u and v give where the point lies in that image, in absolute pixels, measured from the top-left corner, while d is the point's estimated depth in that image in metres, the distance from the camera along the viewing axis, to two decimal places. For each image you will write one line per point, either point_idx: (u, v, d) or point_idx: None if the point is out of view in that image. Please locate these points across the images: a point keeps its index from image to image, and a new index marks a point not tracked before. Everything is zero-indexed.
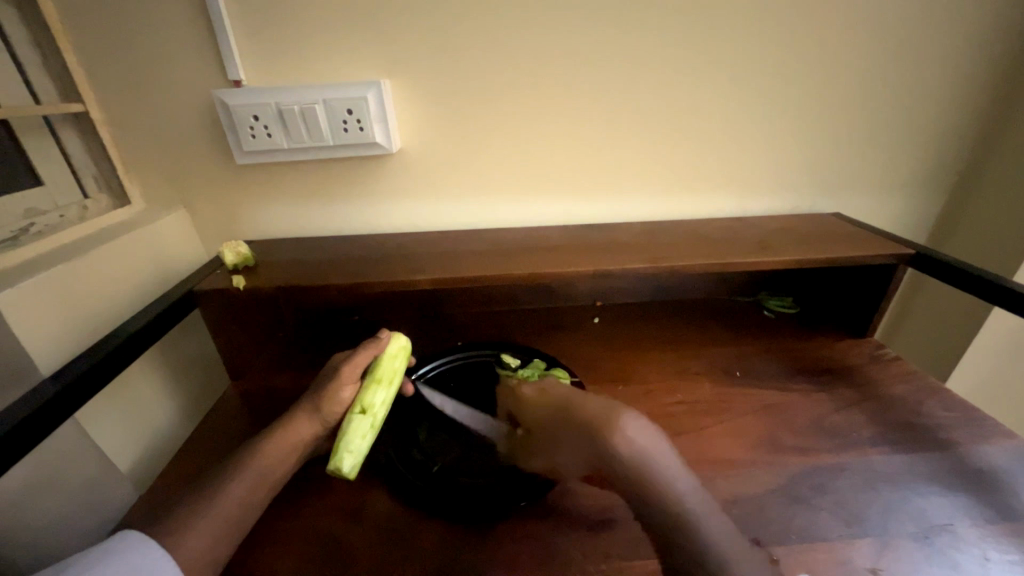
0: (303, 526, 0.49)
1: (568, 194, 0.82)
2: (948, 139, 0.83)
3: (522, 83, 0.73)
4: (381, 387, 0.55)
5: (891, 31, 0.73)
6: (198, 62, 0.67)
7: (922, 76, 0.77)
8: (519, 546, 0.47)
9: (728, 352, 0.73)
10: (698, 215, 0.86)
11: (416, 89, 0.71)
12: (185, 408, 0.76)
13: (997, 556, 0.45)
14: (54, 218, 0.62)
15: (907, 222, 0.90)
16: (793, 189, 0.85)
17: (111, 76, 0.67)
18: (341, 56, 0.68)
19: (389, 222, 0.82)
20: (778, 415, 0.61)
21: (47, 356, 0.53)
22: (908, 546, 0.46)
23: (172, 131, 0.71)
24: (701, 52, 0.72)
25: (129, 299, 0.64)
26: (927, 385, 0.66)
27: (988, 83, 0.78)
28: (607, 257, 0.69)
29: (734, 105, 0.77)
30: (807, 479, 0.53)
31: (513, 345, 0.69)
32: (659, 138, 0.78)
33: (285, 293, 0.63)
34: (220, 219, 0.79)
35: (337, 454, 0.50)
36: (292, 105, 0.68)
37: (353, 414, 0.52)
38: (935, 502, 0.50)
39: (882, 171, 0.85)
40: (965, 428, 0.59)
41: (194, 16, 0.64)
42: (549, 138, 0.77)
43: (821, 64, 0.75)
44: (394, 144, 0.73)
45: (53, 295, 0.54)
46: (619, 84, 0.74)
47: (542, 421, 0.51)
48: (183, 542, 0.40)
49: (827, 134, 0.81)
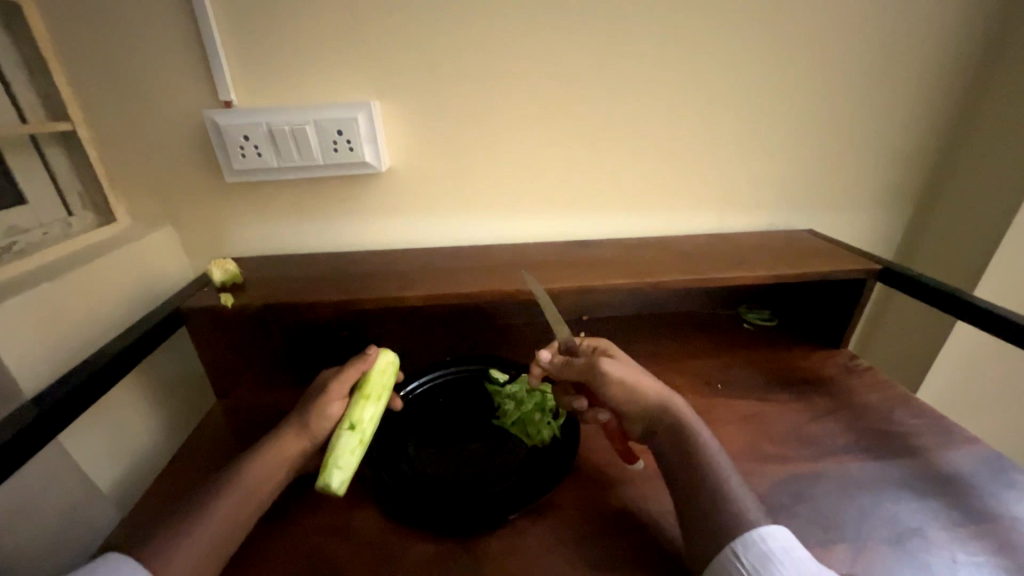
0: (290, 545, 0.49)
1: (554, 212, 0.84)
2: (911, 160, 0.88)
3: (509, 105, 0.75)
4: (370, 402, 0.54)
5: (853, 60, 0.78)
6: (189, 82, 0.68)
7: (884, 100, 0.82)
8: (509, 560, 0.47)
9: (710, 365, 0.75)
10: (680, 230, 0.89)
11: (406, 111, 0.74)
12: (168, 427, 0.74)
13: (965, 557, 0.47)
14: (37, 236, 0.61)
15: (876, 238, 0.95)
16: (769, 206, 0.89)
17: (101, 95, 0.68)
18: (332, 78, 0.70)
19: (377, 239, 0.83)
20: (758, 425, 0.63)
21: (26, 375, 0.52)
22: (881, 550, 0.48)
23: (161, 149, 0.72)
24: (678, 77, 0.76)
25: (114, 317, 0.63)
26: (898, 395, 0.68)
27: (944, 110, 0.84)
28: (593, 272, 0.71)
29: (710, 126, 0.80)
30: (786, 486, 0.54)
31: (502, 359, 0.70)
32: (641, 157, 0.82)
33: (273, 309, 0.63)
34: (207, 236, 0.79)
35: (326, 470, 0.49)
36: (283, 125, 0.69)
37: (342, 429, 0.52)
38: (906, 507, 0.52)
39: (851, 190, 0.90)
40: (933, 435, 0.61)
41: (187, 39, 0.66)
42: (536, 158, 0.80)
43: (790, 89, 0.79)
44: (384, 163, 0.75)
45: (36, 313, 0.53)
46: (601, 106, 0.77)
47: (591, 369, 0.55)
48: (168, 563, 0.39)
49: (798, 155, 0.85)
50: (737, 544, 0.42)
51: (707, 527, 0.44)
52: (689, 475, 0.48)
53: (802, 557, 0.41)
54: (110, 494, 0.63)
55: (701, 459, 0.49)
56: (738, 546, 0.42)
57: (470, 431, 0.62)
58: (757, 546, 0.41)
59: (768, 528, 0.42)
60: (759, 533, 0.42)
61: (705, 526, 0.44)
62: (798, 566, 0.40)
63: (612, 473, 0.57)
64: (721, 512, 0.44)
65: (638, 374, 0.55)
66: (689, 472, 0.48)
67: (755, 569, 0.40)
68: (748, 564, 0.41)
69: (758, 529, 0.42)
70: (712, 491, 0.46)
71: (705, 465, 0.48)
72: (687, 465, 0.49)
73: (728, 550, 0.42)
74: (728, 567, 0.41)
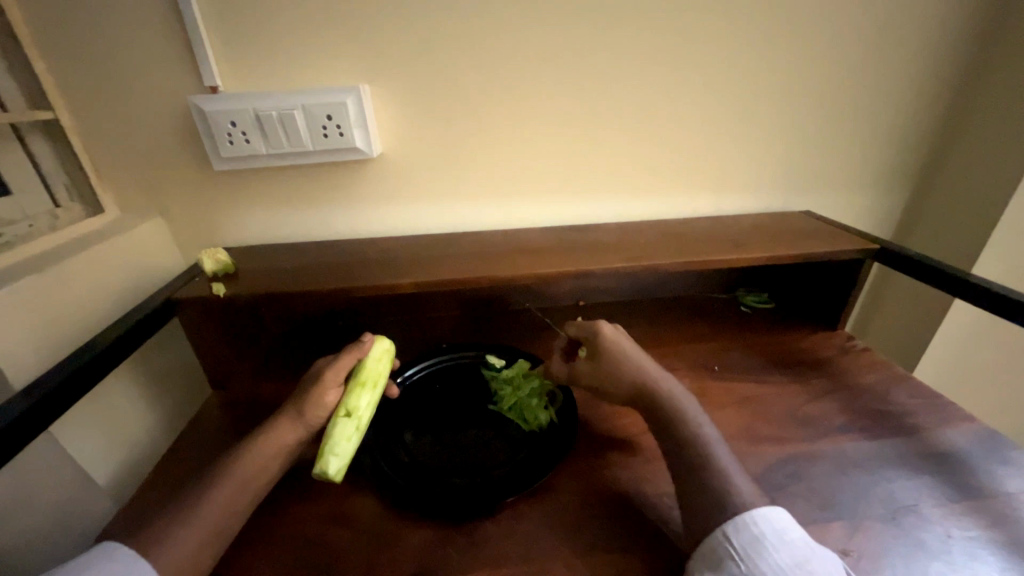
0: (289, 531, 0.49)
1: (549, 197, 0.84)
2: (911, 139, 0.87)
3: (502, 88, 0.74)
4: (366, 390, 0.54)
5: (853, 37, 0.77)
6: (172, 67, 0.66)
7: (883, 77, 0.80)
8: (506, 543, 0.48)
9: (708, 348, 0.75)
10: (676, 214, 0.88)
11: (396, 94, 0.72)
12: (166, 418, 0.74)
13: (959, 533, 0.48)
14: (23, 228, 0.60)
15: (874, 219, 0.94)
16: (766, 188, 0.88)
17: (82, 81, 0.66)
18: (319, 62, 0.68)
19: (371, 226, 0.82)
20: (756, 407, 0.63)
21: (17, 368, 0.52)
22: (876, 527, 0.48)
23: (147, 137, 0.70)
24: (675, 55, 0.74)
25: (105, 309, 0.63)
26: (894, 374, 0.69)
27: (944, 87, 0.83)
28: (589, 257, 0.70)
29: (706, 106, 0.79)
30: (783, 467, 0.55)
31: (498, 346, 0.70)
32: (637, 139, 0.80)
33: (266, 298, 0.63)
34: (198, 225, 0.78)
35: (323, 457, 0.49)
36: (270, 110, 0.67)
37: (338, 417, 0.52)
38: (902, 485, 0.52)
39: (850, 170, 0.89)
40: (929, 414, 0.62)
41: (166, 21, 0.64)
42: (530, 141, 0.78)
43: (788, 67, 0.78)
44: (375, 149, 0.74)
45: (25, 306, 0.53)
46: (596, 87, 0.75)
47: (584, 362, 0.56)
48: (164, 551, 0.39)
49: (796, 134, 0.84)
50: (727, 526, 0.42)
51: (703, 508, 0.44)
52: (685, 456, 0.48)
53: (794, 540, 0.41)
54: (108, 486, 0.63)
55: (699, 440, 0.48)
56: (729, 528, 0.42)
57: (467, 418, 0.62)
58: (748, 529, 0.41)
59: (758, 512, 0.42)
60: (752, 516, 0.42)
61: (701, 505, 0.44)
62: (789, 549, 0.40)
63: (609, 456, 0.57)
64: (716, 491, 0.44)
65: (634, 360, 0.55)
66: (684, 453, 0.48)
67: (745, 552, 0.40)
68: (738, 547, 0.40)
69: (751, 512, 0.42)
70: (709, 473, 0.46)
71: (701, 446, 0.48)
72: (681, 446, 0.49)
73: (718, 532, 0.42)
74: (718, 549, 0.41)
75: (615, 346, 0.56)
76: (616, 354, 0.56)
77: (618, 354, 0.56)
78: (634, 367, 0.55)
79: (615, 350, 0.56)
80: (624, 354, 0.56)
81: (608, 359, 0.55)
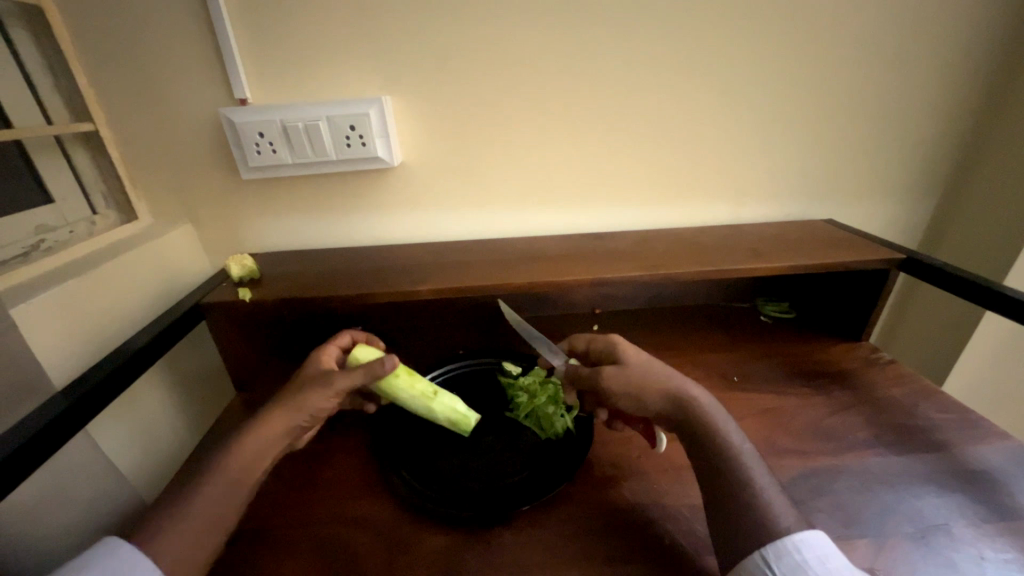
0: (312, 534, 0.50)
1: (566, 205, 0.84)
2: (938, 146, 0.84)
3: (520, 98, 0.75)
4: (412, 374, 0.59)
5: (877, 42, 0.75)
6: (205, 81, 0.69)
7: (910, 82, 0.79)
8: (523, 550, 0.48)
9: (727, 358, 0.74)
10: (693, 222, 0.88)
11: (417, 105, 0.74)
12: (190, 419, 0.76)
13: (993, 555, 0.46)
14: (64, 234, 0.63)
15: (899, 228, 0.92)
16: (786, 196, 0.87)
17: (120, 95, 0.69)
18: (343, 75, 0.71)
19: (390, 233, 0.84)
20: (775, 418, 0.62)
21: (57, 369, 0.54)
22: (904, 546, 0.46)
23: (178, 148, 0.73)
24: (693, 64, 0.74)
25: (137, 312, 0.65)
26: (921, 388, 0.66)
27: (974, 93, 0.81)
28: (606, 265, 0.70)
29: (724, 115, 0.79)
30: (806, 481, 0.54)
31: (514, 353, 0.71)
32: (653, 147, 0.80)
33: (289, 304, 0.65)
34: (224, 232, 0.80)
35: (466, 417, 0.58)
36: (296, 121, 0.70)
37: (433, 396, 0.58)
38: (931, 503, 0.51)
39: (874, 177, 0.87)
40: (960, 429, 0.59)
41: (200, 37, 0.67)
42: (547, 150, 0.79)
43: (809, 74, 0.77)
44: (396, 158, 0.75)
45: (65, 308, 0.55)
46: (613, 95, 0.76)
47: (600, 374, 0.53)
48: (162, 547, 0.40)
49: (817, 142, 0.82)
50: (767, 551, 0.40)
51: (729, 526, 0.43)
52: (712, 471, 0.47)
53: (838, 568, 0.39)
54: (138, 484, 0.66)
55: (731, 451, 0.47)
56: (769, 554, 0.40)
57: (484, 424, 0.63)
58: (789, 556, 0.40)
59: (800, 537, 0.40)
60: (794, 541, 0.40)
61: (733, 524, 0.43)
62: None
63: (629, 468, 0.56)
64: (741, 507, 0.43)
65: (657, 369, 0.52)
66: (714, 470, 0.46)
67: None
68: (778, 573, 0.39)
69: (791, 537, 0.41)
70: (734, 488, 0.45)
71: (731, 457, 0.47)
72: (708, 463, 0.47)
73: (758, 556, 0.40)
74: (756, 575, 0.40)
75: (635, 358, 0.53)
76: (637, 363, 0.53)
77: (639, 363, 0.53)
78: (656, 376, 0.51)
79: (635, 359, 0.53)
80: (646, 362, 0.53)
81: (630, 370, 0.52)
